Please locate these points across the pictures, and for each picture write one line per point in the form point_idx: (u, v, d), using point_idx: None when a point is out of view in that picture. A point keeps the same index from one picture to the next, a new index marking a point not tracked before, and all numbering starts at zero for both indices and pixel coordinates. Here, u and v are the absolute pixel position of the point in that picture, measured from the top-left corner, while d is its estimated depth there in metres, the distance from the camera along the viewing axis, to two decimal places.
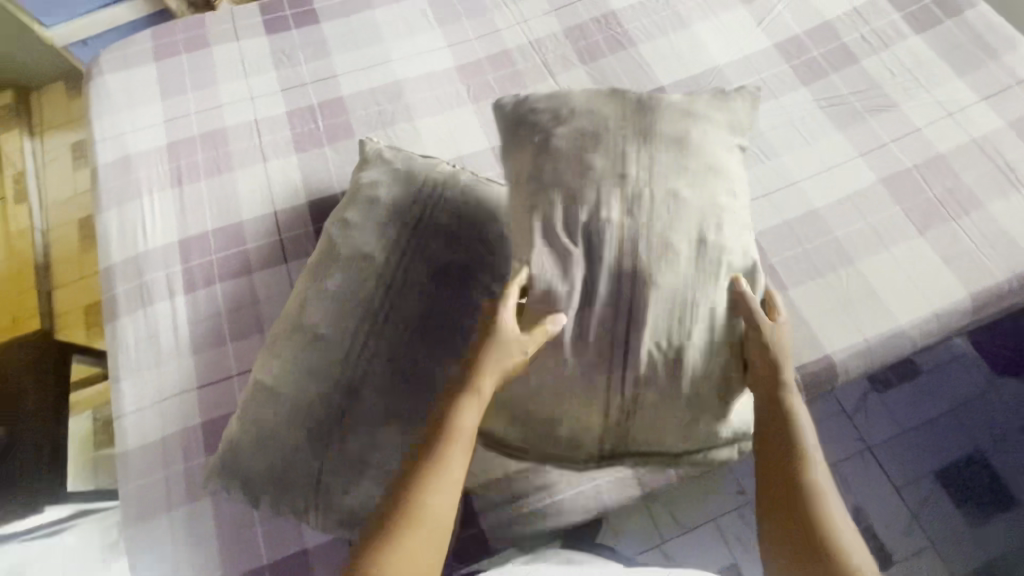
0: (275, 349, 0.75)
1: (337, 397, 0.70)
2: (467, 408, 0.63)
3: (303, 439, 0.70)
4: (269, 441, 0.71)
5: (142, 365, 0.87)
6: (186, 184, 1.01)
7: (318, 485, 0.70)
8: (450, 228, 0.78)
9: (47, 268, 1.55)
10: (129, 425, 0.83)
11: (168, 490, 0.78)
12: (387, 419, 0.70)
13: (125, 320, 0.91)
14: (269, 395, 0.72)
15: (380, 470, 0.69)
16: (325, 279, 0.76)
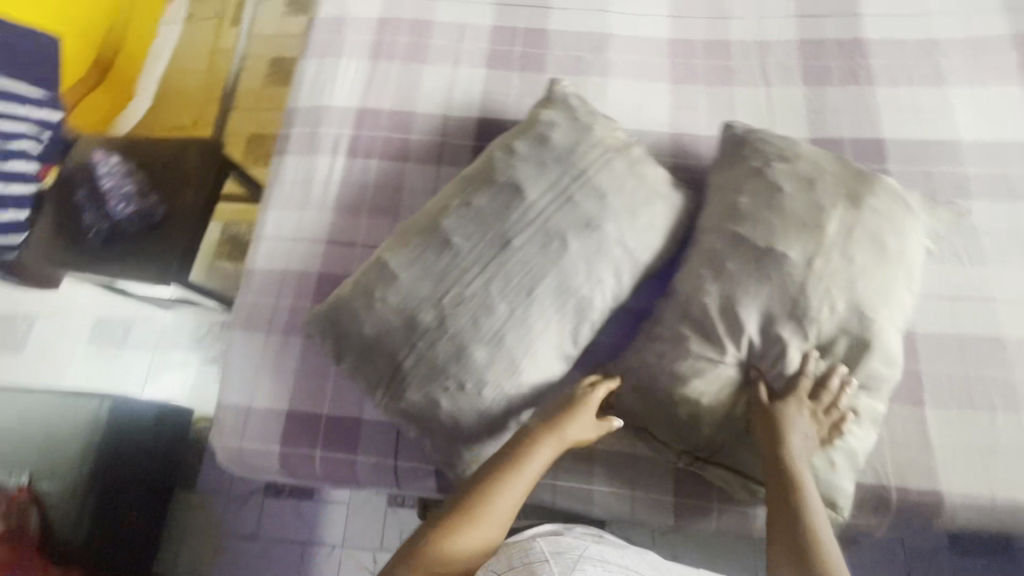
0: (405, 238, 0.78)
1: (443, 303, 0.73)
2: (542, 451, 0.68)
3: (398, 326, 0.73)
4: (368, 313, 0.75)
5: (290, 203, 0.95)
6: (381, 60, 1.06)
7: (395, 370, 0.72)
8: (606, 194, 0.76)
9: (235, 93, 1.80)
10: (262, 249, 0.92)
11: (274, 315, 0.87)
12: (478, 342, 0.71)
13: (290, 159, 0.99)
14: (385, 273, 0.76)
15: (452, 383, 0.70)
16: (473, 194, 0.78)
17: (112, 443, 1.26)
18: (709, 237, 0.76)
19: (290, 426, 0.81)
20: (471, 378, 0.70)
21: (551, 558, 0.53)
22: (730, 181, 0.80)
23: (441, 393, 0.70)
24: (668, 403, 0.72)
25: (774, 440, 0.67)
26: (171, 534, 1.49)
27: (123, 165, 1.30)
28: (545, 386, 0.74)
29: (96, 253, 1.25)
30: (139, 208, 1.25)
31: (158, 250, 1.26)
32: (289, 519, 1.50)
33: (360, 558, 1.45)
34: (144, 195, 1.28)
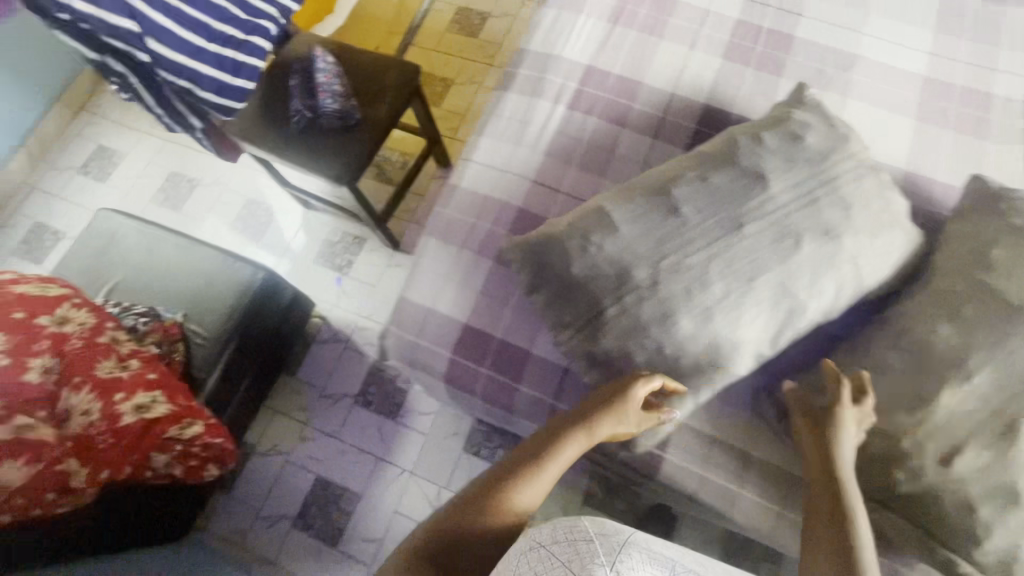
0: (630, 196, 0.79)
1: (661, 265, 0.73)
2: (568, 447, 0.69)
3: (609, 274, 0.74)
4: (580, 254, 0.76)
5: (503, 137, 0.98)
6: (620, 24, 1.06)
7: (595, 315, 0.74)
8: (851, 208, 0.73)
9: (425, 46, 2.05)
10: (470, 171, 0.96)
11: (469, 235, 0.90)
12: (687, 312, 0.71)
13: (511, 96, 1.02)
14: (605, 222, 0.77)
15: (652, 344, 0.71)
16: (712, 171, 0.77)
17: (253, 310, 1.36)
18: (945, 281, 0.73)
19: (464, 338, 0.84)
20: (671, 344, 0.70)
21: (597, 539, 0.56)
22: (982, 231, 0.75)
23: (638, 351, 0.71)
24: (855, 431, 0.71)
25: (825, 451, 0.69)
26: (269, 409, 1.61)
27: (335, 64, 1.36)
28: (732, 377, 0.73)
29: (293, 139, 1.35)
30: (343, 107, 1.32)
31: (345, 151, 1.34)
32: (370, 431, 1.57)
33: (425, 488, 1.50)
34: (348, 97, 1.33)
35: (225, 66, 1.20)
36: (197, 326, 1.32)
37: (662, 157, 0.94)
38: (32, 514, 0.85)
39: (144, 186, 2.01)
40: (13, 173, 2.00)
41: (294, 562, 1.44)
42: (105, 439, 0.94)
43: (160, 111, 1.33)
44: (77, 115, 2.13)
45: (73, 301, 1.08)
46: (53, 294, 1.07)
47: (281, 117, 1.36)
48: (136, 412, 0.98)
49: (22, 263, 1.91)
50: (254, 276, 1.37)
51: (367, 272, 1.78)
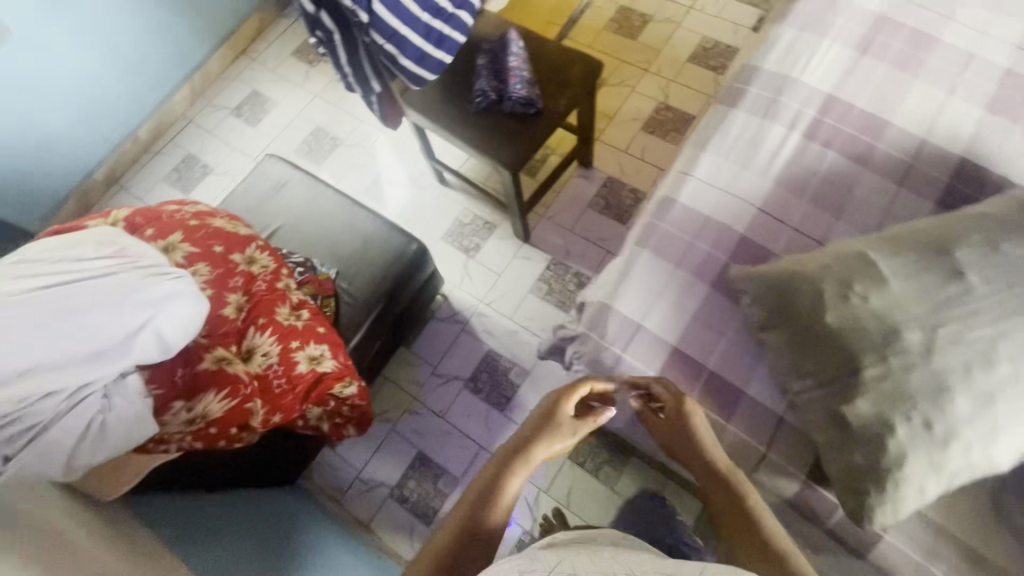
0: (897, 248, 0.72)
1: (937, 331, 0.65)
2: (525, 460, 0.83)
3: (873, 330, 0.67)
4: (834, 301, 0.70)
5: (729, 156, 0.92)
6: (868, 55, 0.98)
7: (850, 371, 0.67)
8: None
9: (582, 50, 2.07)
10: (689, 186, 0.91)
11: (686, 254, 0.85)
12: (965, 390, 0.63)
13: (739, 114, 0.96)
14: (868, 271, 0.70)
15: (919, 417, 0.63)
16: (1003, 237, 0.69)
17: (401, 280, 1.37)
18: None
19: (672, 361, 0.80)
20: (942, 423, 0.62)
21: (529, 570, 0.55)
22: None
23: (900, 422, 0.63)
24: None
25: (688, 442, 0.75)
26: (383, 377, 1.64)
27: (524, 50, 1.34)
28: (994, 471, 0.65)
29: (470, 117, 1.34)
30: (529, 95, 1.30)
31: (520, 138, 1.32)
32: (475, 418, 1.56)
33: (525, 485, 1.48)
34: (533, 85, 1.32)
35: (432, 37, 1.20)
36: (346, 284, 1.35)
37: (907, 208, 0.86)
38: (218, 446, 0.88)
39: (289, 136, 2.08)
40: (175, 104, 2.11)
41: (388, 532, 1.45)
42: (282, 384, 0.96)
43: (350, 71, 1.35)
44: (238, 58, 2.23)
45: (259, 241, 1.11)
46: (243, 231, 1.10)
47: (459, 93, 1.36)
48: (310, 363, 0.99)
49: (171, 191, 2.02)
50: (408, 247, 1.39)
51: (492, 258, 1.77)
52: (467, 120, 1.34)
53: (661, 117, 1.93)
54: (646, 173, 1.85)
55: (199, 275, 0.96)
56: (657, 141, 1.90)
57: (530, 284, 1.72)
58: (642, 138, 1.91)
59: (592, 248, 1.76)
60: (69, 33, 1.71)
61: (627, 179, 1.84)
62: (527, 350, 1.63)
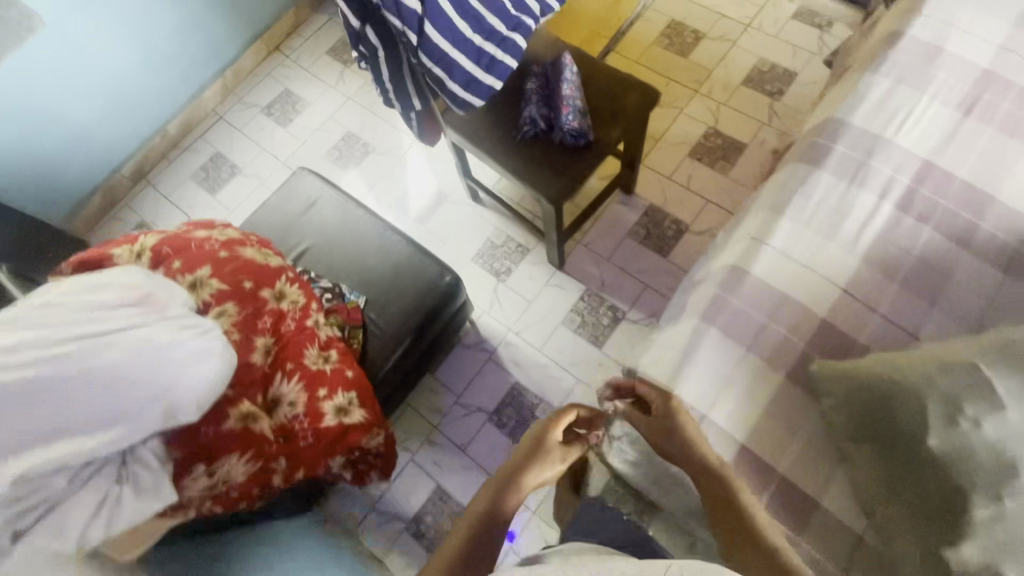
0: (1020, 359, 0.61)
1: None
2: (525, 479, 0.79)
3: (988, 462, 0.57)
4: (940, 422, 0.61)
5: (809, 225, 0.83)
6: (973, 117, 0.87)
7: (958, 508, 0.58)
8: None
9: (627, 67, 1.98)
10: (764, 257, 0.82)
11: (758, 338, 0.77)
12: None
13: (822, 176, 0.87)
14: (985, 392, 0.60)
15: None
16: None
17: (432, 313, 1.31)
18: None
19: (738, 463, 0.73)
20: None
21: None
22: None
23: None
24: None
25: (675, 440, 0.73)
26: (406, 404, 1.58)
27: (577, 76, 1.25)
28: None
29: (515, 145, 1.26)
30: (581, 126, 1.21)
31: (566, 171, 1.23)
32: (498, 454, 1.50)
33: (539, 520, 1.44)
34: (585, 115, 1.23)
35: (482, 60, 1.12)
36: (375, 314, 1.29)
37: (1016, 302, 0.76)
38: (239, 507, 0.83)
39: (320, 139, 2.02)
40: (206, 99, 2.06)
41: (401, 569, 1.40)
42: (308, 437, 0.90)
43: (392, 88, 1.27)
44: (272, 54, 2.17)
45: (288, 273, 1.05)
46: (272, 262, 1.04)
47: (503, 117, 1.28)
48: (336, 415, 0.93)
49: (197, 189, 1.98)
50: (441, 279, 1.32)
51: (524, 285, 1.70)
52: (510, 148, 1.26)
53: (709, 143, 1.82)
54: (690, 202, 1.75)
55: (227, 316, 0.90)
56: (703, 168, 1.80)
57: (561, 315, 1.65)
58: (688, 164, 1.81)
59: (628, 280, 1.67)
60: (103, 26, 1.66)
61: (669, 208, 1.75)
62: (555, 387, 1.56)
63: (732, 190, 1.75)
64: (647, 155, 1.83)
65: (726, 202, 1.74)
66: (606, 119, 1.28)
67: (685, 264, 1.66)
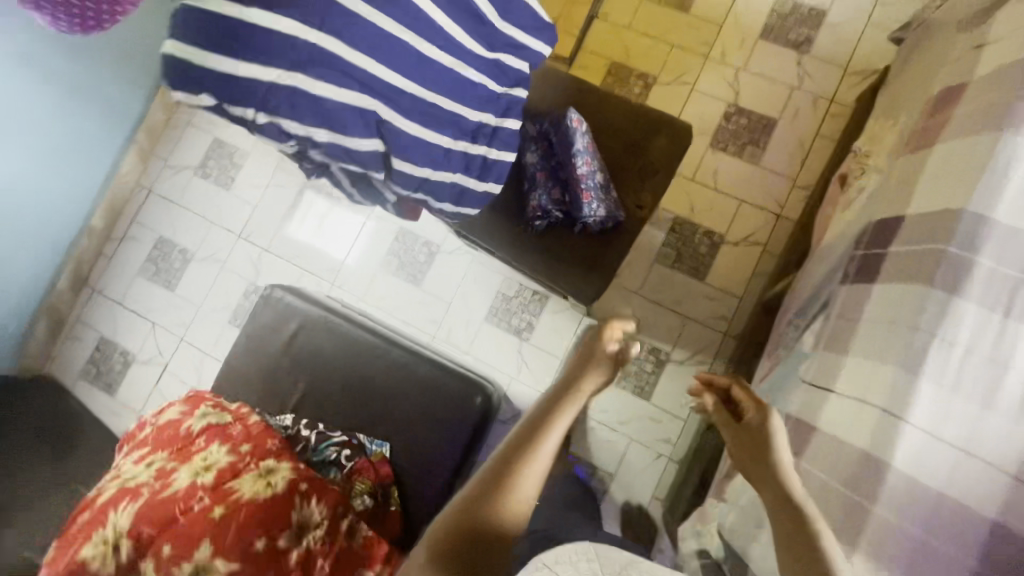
0: None
1: None
2: (550, 433, 0.74)
3: None
4: None
5: (957, 386, 0.65)
6: None
7: None
8: None
9: (618, 40, 1.62)
10: (905, 442, 0.65)
11: (914, 559, 0.62)
12: None
13: (965, 309, 0.67)
14: None
15: None
16: None
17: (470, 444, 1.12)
18: None
19: None
20: None
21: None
22: None
23: None
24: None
25: (762, 454, 0.73)
26: None
27: (590, 137, 0.96)
28: None
29: (526, 239, 1.01)
30: (608, 211, 0.96)
31: (596, 267, 1.00)
32: None
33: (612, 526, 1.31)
34: (610, 191, 0.97)
35: (473, 167, 0.84)
36: (404, 463, 1.11)
37: None
38: None
39: (274, 197, 1.70)
40: (124, 175, 1.70)
41: None
42: None
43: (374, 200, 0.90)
44: None
45: (301, 492, 0.86)
46: (277, 490, 0.84)
47: (506, 204, 1.01)
48: None
49: (150, 286, 1.70)
50: (472, 402, 1.12)
51: (551, 340, 1.51)
52: (521, 245, 1.01)
53: (732, 126, 1.53)
54: (720, 206, 1.51)
55: None
56: (729, 159, 1.52)
57: None
58: (711, 157, 1.53)
59: (665, 314, 1.49)
60: None
61: (696, 219, 1.51)
62: (607, 452, 1.46)
63: (766, 182, 1.50)
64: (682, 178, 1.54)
65: (761, 200, 1.49)
66: (636, 182, 1.02)
67: (727, 286, 1.47)
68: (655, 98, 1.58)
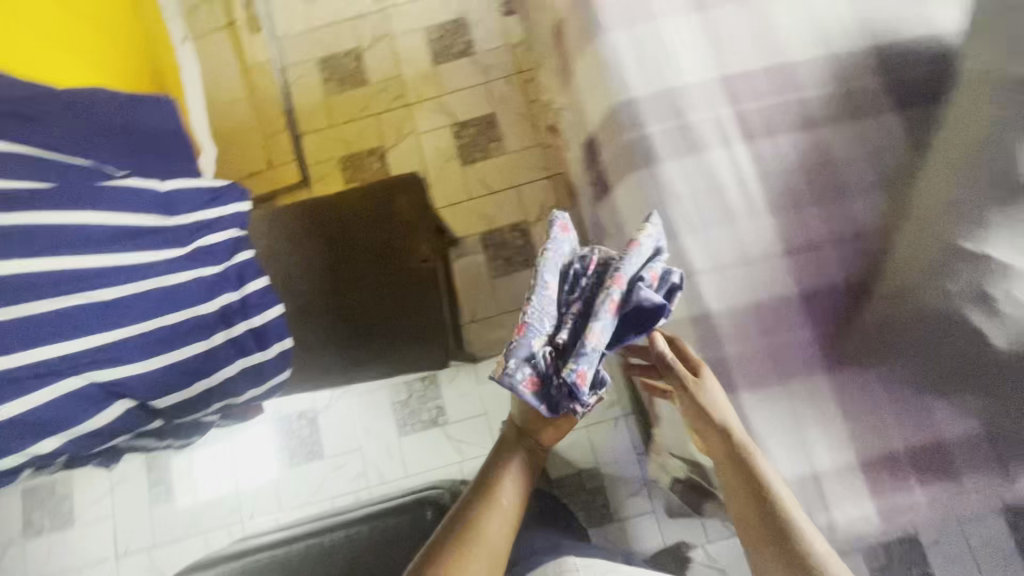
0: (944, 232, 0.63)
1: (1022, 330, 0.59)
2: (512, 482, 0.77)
3: (976, 347, 0.61)
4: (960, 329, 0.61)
5: (708, 222, 0.75)
6: (713, 6, 0.81)
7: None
8: None
9: (327, 136, 1.69)
10: (704, 288, 0.73)
11: (775, 360, 0.70)
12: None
13: (672, 166, 0.77)
14: (949, 275, 0.61)
15: None
16: None
17: None
18: None
19: (872, 477, 0.67)
20: None
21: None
22: None
23: None
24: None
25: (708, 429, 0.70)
26: None
27: (598, 256, 0.67)
28: None
29: (363, 349, 1.02)
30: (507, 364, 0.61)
31: (426, 333, 1.05)
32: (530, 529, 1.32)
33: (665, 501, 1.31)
34: (522, 315, 0.63)
35: (248, 343, 0.81)
36: None
37: (885, 142, 0.75)
38: None
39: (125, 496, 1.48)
40: None
41: None
42: None
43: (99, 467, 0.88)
44: None
45: None
46: None
47: (302, 335, 1.00)
48: None
49: None
50: (426, 516, 1.09)
51: (466, 404, 1.49)
52: (345, 354, 1.02)
53: (466, 139, 1.66)
54: (506, 201, 1.62)
55: None
56: (484, 164, 1.64)
57: None
58: (471, 172, 1.64)
59: None
60: None
61: (498, 223, 1.60)
62: (579, 452, 1.47)
63: (524, 161, 1.63)
64: (471, 197, 1.63)
65: (531, 176, 1.62)
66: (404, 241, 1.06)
67: None
68: (391, 158, 1.67)
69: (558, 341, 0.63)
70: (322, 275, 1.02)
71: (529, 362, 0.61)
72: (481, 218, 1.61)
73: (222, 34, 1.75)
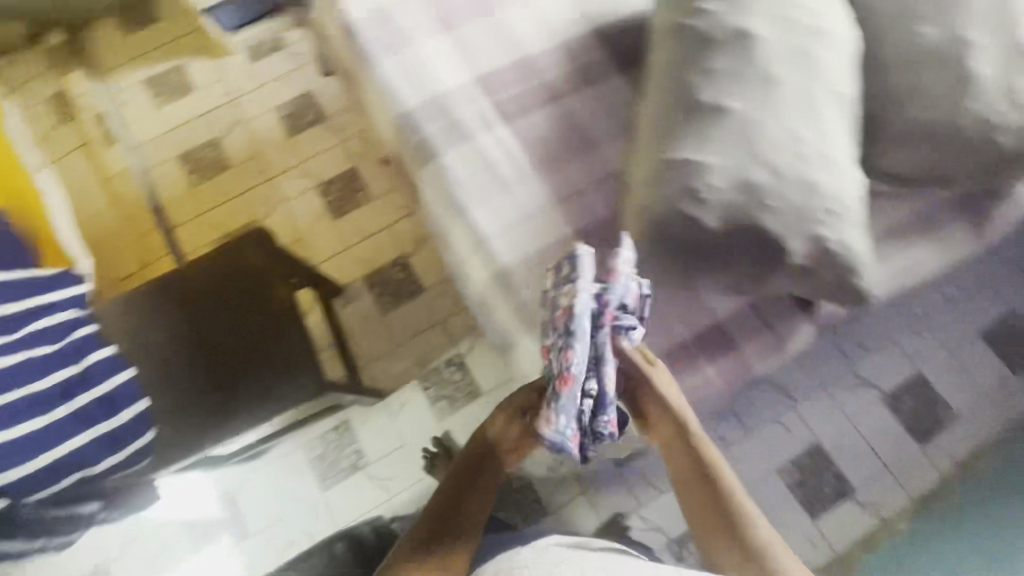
0: (656, 152, 0.78)
1: (722, 211, 0.72)
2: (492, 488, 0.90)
3: (698, 235, 0.73)
4: (682, 224, 0.73)
5: (489, 193, 0.86)
6: (458, 24, 0.96)
7: (756, 262, 0.74)
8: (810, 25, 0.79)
9: (199, 223, 1.75)
10: (497, 249, 0.84)
11: None
12: (751, 228, 0.72)
13: (450, 156, 0.89)
14: (661, 184, 0.75)
15: (788, 250, 0.72)
16: (684, 76, 0.79)
17: None
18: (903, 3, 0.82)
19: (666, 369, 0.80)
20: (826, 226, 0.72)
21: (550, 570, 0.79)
22: None
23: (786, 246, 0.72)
24: (974, 145, 0.79)
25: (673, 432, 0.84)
26: None
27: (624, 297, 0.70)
28: (856, 204, 0.74)
29: (232, 401, 1.02)
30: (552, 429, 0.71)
31: (293, 369, 1.07)
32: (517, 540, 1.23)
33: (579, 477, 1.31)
34: (568, 369, 0.68)
35: (97, 413, 0.89)
36: None
37: (616, 98, 0.91)
38: None
39: None
40: None
41: None
42: None
43: None
44: None
45: None
46: None
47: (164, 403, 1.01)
48: None
49: None
50: None
51: (382, 440, 1.47)
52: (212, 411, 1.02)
53: (333, 195, 1.75)
54: (382, 240, 1.70)
55: None
56: (354, 213, 1.73)
57: (431, 417, 1.48)
58: (343, 223, 1.72)
59: (429, 334, 1.61)
60: None
61: (379, 263, 1.68)
62: None
63: (391, 201, 1.74)
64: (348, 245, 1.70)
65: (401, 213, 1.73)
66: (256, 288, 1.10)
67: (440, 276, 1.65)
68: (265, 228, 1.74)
69: (595, 391, 0.71)
70: (185, 339, 1.06)
71: (566, 423, 0.71)
72: (361, 261, 1.68)
73: (78, 153, 1.81)
